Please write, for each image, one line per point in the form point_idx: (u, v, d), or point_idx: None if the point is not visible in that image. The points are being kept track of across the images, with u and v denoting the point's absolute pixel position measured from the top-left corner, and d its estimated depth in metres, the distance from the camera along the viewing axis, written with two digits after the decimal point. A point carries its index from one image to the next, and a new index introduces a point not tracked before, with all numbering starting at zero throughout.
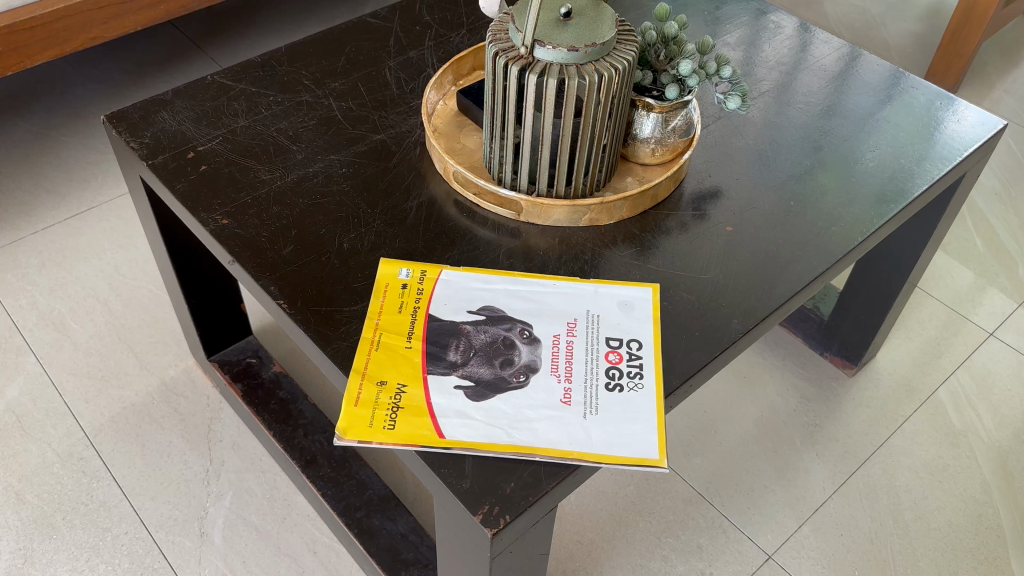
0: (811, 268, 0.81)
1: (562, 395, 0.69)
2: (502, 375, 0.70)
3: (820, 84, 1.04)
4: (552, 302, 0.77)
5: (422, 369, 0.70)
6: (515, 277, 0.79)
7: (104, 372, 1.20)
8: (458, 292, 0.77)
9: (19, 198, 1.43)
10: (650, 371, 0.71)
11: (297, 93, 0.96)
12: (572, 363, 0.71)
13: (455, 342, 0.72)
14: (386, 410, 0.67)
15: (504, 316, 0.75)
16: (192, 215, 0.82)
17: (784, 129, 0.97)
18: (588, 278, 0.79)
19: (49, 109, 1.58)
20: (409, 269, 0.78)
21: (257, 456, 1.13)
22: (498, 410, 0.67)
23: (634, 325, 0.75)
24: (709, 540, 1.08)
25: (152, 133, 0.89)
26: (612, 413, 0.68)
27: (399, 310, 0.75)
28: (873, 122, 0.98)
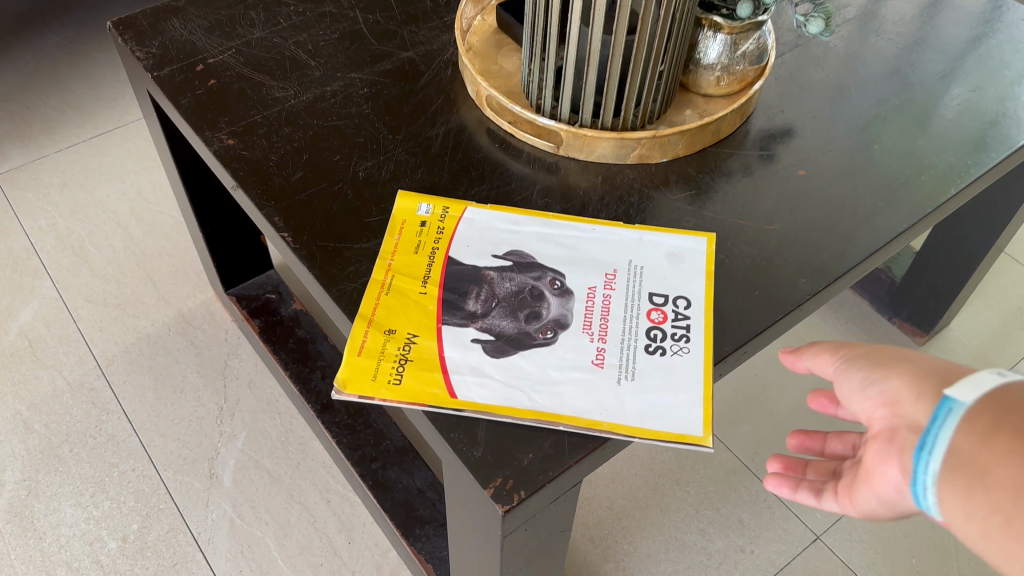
0: (893, 223, 0.70)
1: (594, 356, 0.60)
2: (526, 330, 0.61)
3: (912, 12, 0.91)
4: (589, 249, 0.67)
5: (436, 319, 0.62)
6: (549, 218, 0.69)
7: (120, 300, 1.14)
8: (483, 234, 0.68)
9: (44, 114, 1.37)
10: (698, 334, 0.61)
11: (319, 3, 0.86)
12: (608, 320, 0.62)
13: (476, 290, 0.64)
14: (392, 363, 0.59)
15: (534, 263, 0.66)
16: (196, 134, 0.73)
17: (869, 62, 0.84)
18: (633, 224, 0.69)
19: (79, 22, 1.52)
20: (429, 204, 0.69)
21: (273, 396, 1.07)
22: (520, 369, 0.59)
23: (683, 279, 0.65)
24: (751, 515, 0.99)
25: (160, 42, 0.81)
26: (652, 380, 0.58)
27: (415, 251, 0.66)
28: (973, 57, 0.85)
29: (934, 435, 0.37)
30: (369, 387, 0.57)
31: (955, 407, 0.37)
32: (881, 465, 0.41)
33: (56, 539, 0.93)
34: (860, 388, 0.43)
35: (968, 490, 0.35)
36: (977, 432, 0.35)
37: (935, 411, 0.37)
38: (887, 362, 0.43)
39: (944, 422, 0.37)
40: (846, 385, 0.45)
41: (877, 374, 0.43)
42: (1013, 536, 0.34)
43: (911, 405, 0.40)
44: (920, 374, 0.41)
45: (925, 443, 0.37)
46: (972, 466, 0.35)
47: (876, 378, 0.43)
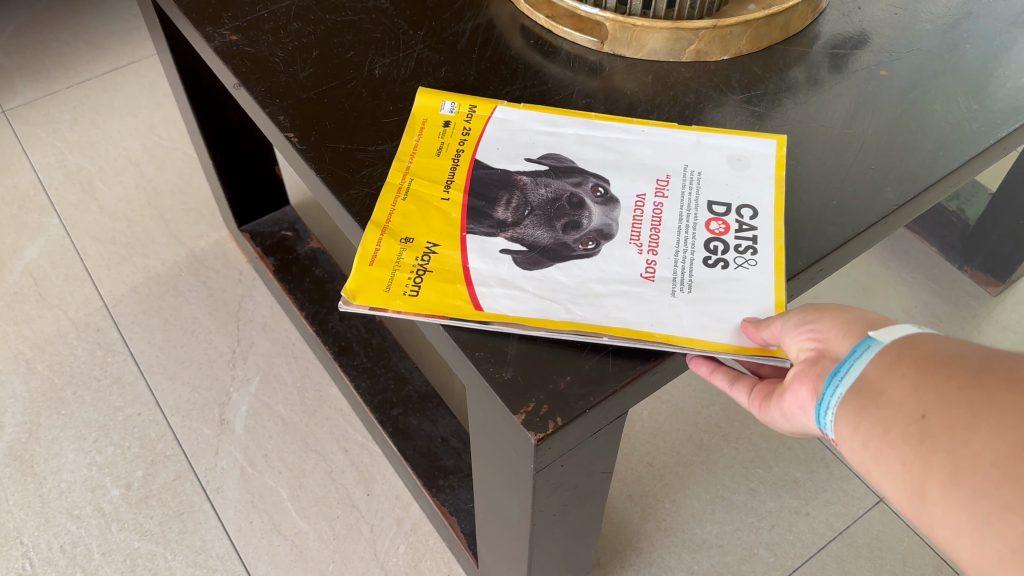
0: (991, 128, 0.60)
1: (643, 270, 0.51)
2: (564, 240, 0.52)
3: None
4: (637, 152, 0.58)
5: (460, 227, 0.53)
6: (590, 120, 0.61)
7: (129, 239, 1.08)
8: (514, 136, 0.59)
9: (57, 49, 1.31)
10: (767, 244, 0.52)
11: None
12: (661, 229, 0.53)
13: (506, 197, 0.55)
14: (409, 274, 0.50)
15: (573, 167, 0.56)
16: (195, 29, 0.66)
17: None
18: (689, 125, 0.60)
19: None
20: (453, 103, 0.61)
21: (289, 340, 0.99)
22: (556, 282, 0.50)
23: (749, 183, 0.55)
24: (807, 474, 0.90)
25: None
26: (714, 292, 0.49)
27: (437, 153, 0.57)
28: None
29: (849, 363, 0.37)
30: (381, 296, 0.49)
31: (874, 343, 0.37)
32: (796, 386, 0.40)
33: (56, 485, 0.87)
34: (794, 325, 0.41)
35: (863, 408, 0.35)
36: (885, 362, 0.36)
37: (855, 345, 0.37)
38: (823, 303, 0.41)
39: (861, 353, 0.37)
40: (780, 322, 0.42)
41: (814, 313, 0.41)
42: (888, 445, 0.34)
43: (840, 340, 0.39)
44: (849, 313, 0.40)
45: (839, 369, 0.37)
46: (870, 388, 0.36)
47: (810, 315, 0.41)
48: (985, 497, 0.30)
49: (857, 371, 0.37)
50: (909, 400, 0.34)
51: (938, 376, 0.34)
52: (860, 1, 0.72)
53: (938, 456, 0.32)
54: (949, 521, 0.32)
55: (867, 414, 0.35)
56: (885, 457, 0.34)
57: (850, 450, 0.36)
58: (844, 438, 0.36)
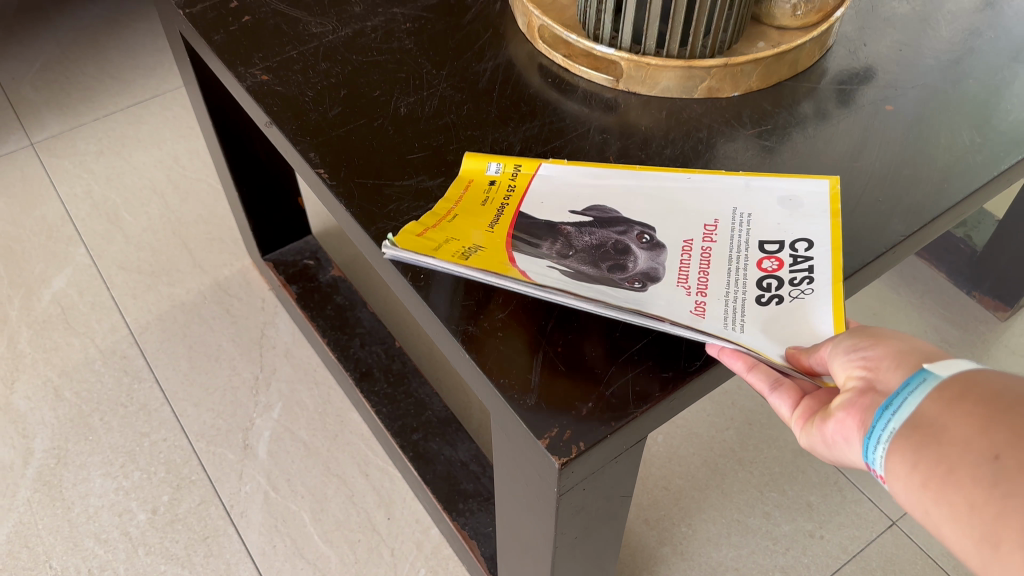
0: (995, 162, 0.62)
1: (693, 307, 0.50)
2: (610, 276, 0.52)
3: None
4: (681, 198, 0.59)
5: (505, 247, 0.54)
6: (634, 171, 0.61)
7: (155, 268, 1.11)
8: (558, 190, 0.59)
9: (83, 83, 1.35)
10: (822, 274, 0.52)
11: None
12: (710, 272, 0.53)
13: (551, 240, 0.55)
14: (456, 249, 0.53)
15: (619, 216, 0.57)
16: (228, 70, 0.69)
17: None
18: (735, 172, 0.61)
19: None
20: (499, 164, 0.62)
21: (310, 366, 1.02)
22: (602, 287, 0.51)
23: (798, 220, 0.56)
24: (821, 498, 0.91)
25: None
26: (771, 324, 0.49)
27: (483, 204, 0.58)
28: None
29: (903, 397, 0.35)
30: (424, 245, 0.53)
31: (930, 378, 0.35)
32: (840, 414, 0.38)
33: (84, 509, 0.89)
34: (844, 352, 0.40)
35: (921, 446, 0.34)
36: (945, 398, 0.34)
37: (909, 378, 0.36)
38: (878, 331, 0.40)
39: (917, 389, 0.35)
40: (832, 348, 0.41)
41: (866, 342, 0.40)
42: (953, 485, 0.32)
43: (891, 372, 0.37)
44: (902, 344, 0.38)
45: (893, 403, 0.36)
46: (931, 426, 0.34)
47: (865, 343, 0.40)
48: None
49: (912, 402, 0.35)
50: (972, 437, 0.32)
51: (1008, 416, 0.32)
52: (867, 37, 0.74)
53: (1013, 500, 0.30)
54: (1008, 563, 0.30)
55: (924, 453, 0.34)
56: (949, 498, 0.32)
57: (902, 491, 0.34)
58: (896, 479, 0.35)
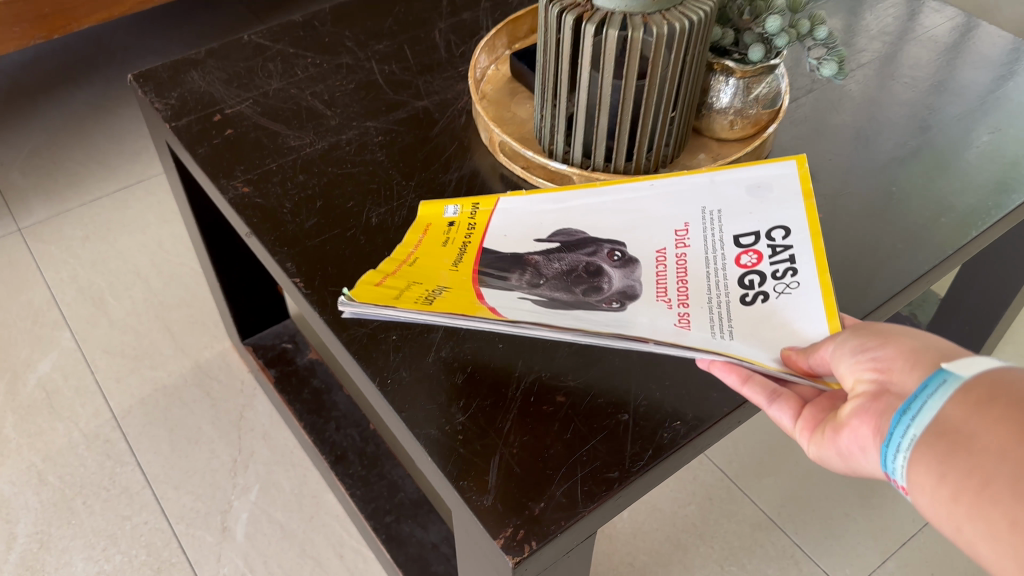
0: (915, 267, 0.68)
1: (678, 320, 0.58)
2: (585, 300, 0.60)
3: (929, 58, 0.90)
4: (648, 207, 0.68)
5: (473, 284, 0.61)
6: (598, 186, 0.70)
7: (138, 351, 1.14)
8: (525, 220, 0.68)
9: (70, 169, 1.40)
10: (797, 265, 0.61)
11: (336, 54, 0.88)
12: (688, 279, 0.62)
13: (520, 271, 0.63)
14: (420, 292, 0.59)
15: (585, 237, 0.66)
16: (212, 182, 0.74)
17: (885, 105, 0.84)
18: (699, 168, 0.71)
19: (107, 80, 1.54)
20: (457, 207, 0.70)
21: (288, 448, 1.05)
22: (586, 317, 0.57)
23: (766, 210, 0.67)
24: (778, 571, 0.96)
25: (179, 94, 0.82)
26: (755, 321, 0.57)
27: (444, 244, 0.66)
28: (993, 100, 0.85)
29: (925, 402, 0.39)
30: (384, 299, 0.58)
31: (947, 379, 0.39)
32: (859, 421, 0.43)
33: None
34: (853, 354, 0.45)
35: (953, 453, 0.37)
36: (970, 402, 0.38)
37: (929, 381, 0.40)
38: (886, 334, 0.44)
39: (936, 391, 0.39)
40: (839, 352, 0.47)
41: (875, 342, 0.45)
42: (990, 495, 0.35)
43: (904, 374, 0.42)
44: (909, 344, 0.43)
45: (910, 409, 0.40)
46: (961, 434, 0.37)
47: (875, 346, 0.44)
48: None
49: (934, 405, 0.39)
50: (994, 444, 0.36)
51: None
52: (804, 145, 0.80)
53: None
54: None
55: (951, 461, 0.37)
56: (985, 507, 0.35)
57: (926, 493, 0.38)
58: (921, 483, 0.38)
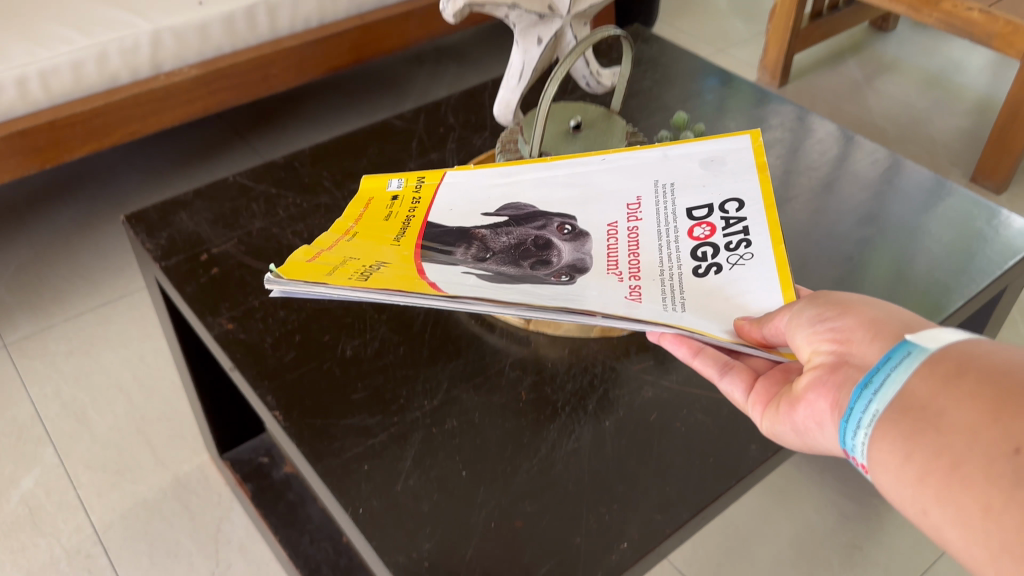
0: None
1: (629, 293, 0.66)
2: (536, 272, 0.68)
3: (856, 193, 1.00)
4: (600, 182, 0.79)
5: (419, 258, 0.68)
6: (549, 162, 0.80)
7: (119, 466, 1.19)
8: (473, 197, 0.78)
9: (55, 285, 1.45)
10: (742, 238, 0.71)
11: (316, 194, 0.97)
12: (640, 255, 0.71)
13: (469, 244, 0.72)
14: (365, 266, 0.65)
15: (535, 211, 0.76)
16: (199, 319, 0.81)
17: (810, 233, 0.94)
18: (653, 146, 0.81)
19: (92, 198, 1.60)
20: (401, 181, 0.81)
21: (264, 560, 1.09)
22: (538, 290, 0.64)
23: (709, 186, 0.76)
24: None
25: (168, 234, 0.90)
26: (704, 292, 0.66)
27: (389, 219, 0.75)
28: (910, 232, 0.95)
29: (894, 376, 0.44)
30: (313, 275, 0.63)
31: (911, 350, 0.44)
32: (822, 391, 0.50)
33: None
34: (811, 324, 0.52)
35: (924, 431, 0.41)
36: (939, 377, 0.42)
37: (898, 357, 0.44)
38: (850, 308, 0.50)
39: (900, 362, 0.44)
40: (799, 320, 0.54)
41: (834, 315, 0.51)
42: (958, 477, 0.39)
43: (864, 347, 0.48)
44: (868, 317, 0.49)
45: (875, 383, 0.44)
46: (932, 413, 0.41)
47: (835, 319, 0.51)
48: (1019, 522, 0.36)
49: (898, 378, 0.43)
50: (955, 418, 0.40)
51: (1009, 408, 0.38)
52: None
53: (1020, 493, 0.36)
54: (971, 538, 0.38)
55: (916, 437, 0.41)
56: (953, 488, 0.39)
57: (890, 468, 0.42)
58: (884, 453, 0.43)
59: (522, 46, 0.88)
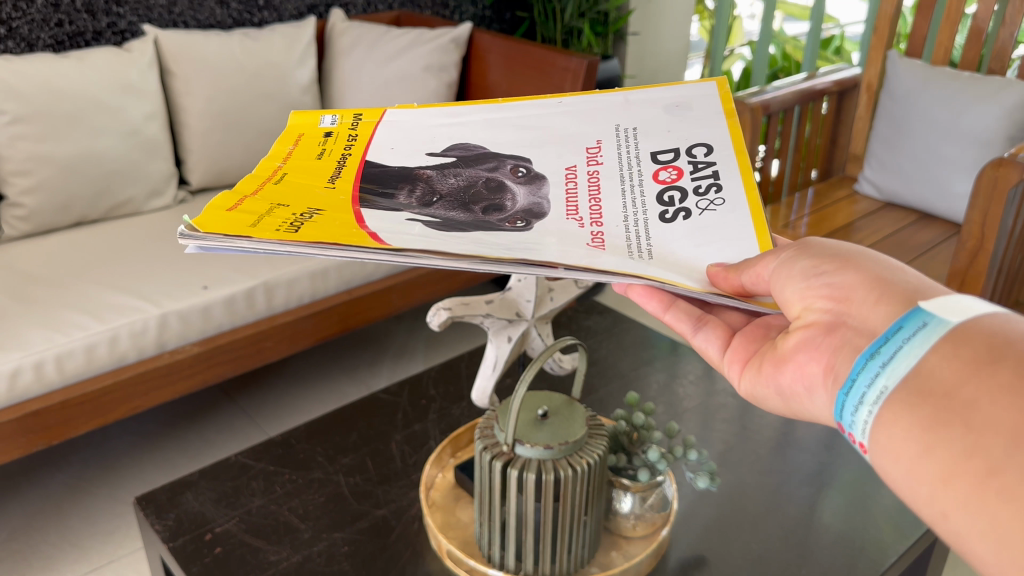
0: None
1: (591, 242, 0.62)
2: (489, 220, 0.64)
3: (798, 468, 1.16)
4: (557, 123, 0.78)
5: (352, 206, 0.65)
6: (497, 104, 0.81)
7: None
8: (422, 136, 0.77)
9: (43, 552, 1.46)
10: (713, 180, 0.69)
11: (309, 469, 1.09)
12: (602, 202, 0.68)
13: (413, 189, 0.69)
14: (290, 219, 0.60)
15: (485, 151, 0.74)
16: None
17: (755, 503, 1.08)
18: (614, 91, 0.81)
19: (85, 460, 1.67)
20: (335, 118, 0.80)
21: None
22: (492, 242, 0.59)
23: (676, 131, 0.75)
24: None
25: (175, 515, 1.00)
26: (676, 233, 0.64)
27: (320, 161, 0.73)
28: (843, 498, 1.09)
29: (914, 350, 0.43)
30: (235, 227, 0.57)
31: (929, 322, 0.43)
32: (818, 349, 0.52)
33: None
34: (805, 279, 0.54)
35: (960, 428, 0.39)
36: (969, 367, 0.40)
37: (921, 331, 0.43)
38: (849, 265, 0.53)
39: (916, 338, 0.43)
40: (787, 276, 0.56)
41: (830, 270, 0.54)
42: (998, 489, 0.36)
43: (859, 308, 0.50)
44: (869, 276, 0.51)
45: (889, 359, 0.44)
46: (968, 414, 0.39)
47: (832, 274, 0.53)
48: None
49: (914, 351, 0.43)
50: (991, 416, 0.38)
51: None
52: (697, 547, 1.00)
53: None
54: (1009, 554, 0.35)
55: (939, 429, 0.39)
56: (991, 502, 0.36)
57: (905, 459, 0.41)
58: (897, 440, 0.42)
59: (493, 342, 1.05)
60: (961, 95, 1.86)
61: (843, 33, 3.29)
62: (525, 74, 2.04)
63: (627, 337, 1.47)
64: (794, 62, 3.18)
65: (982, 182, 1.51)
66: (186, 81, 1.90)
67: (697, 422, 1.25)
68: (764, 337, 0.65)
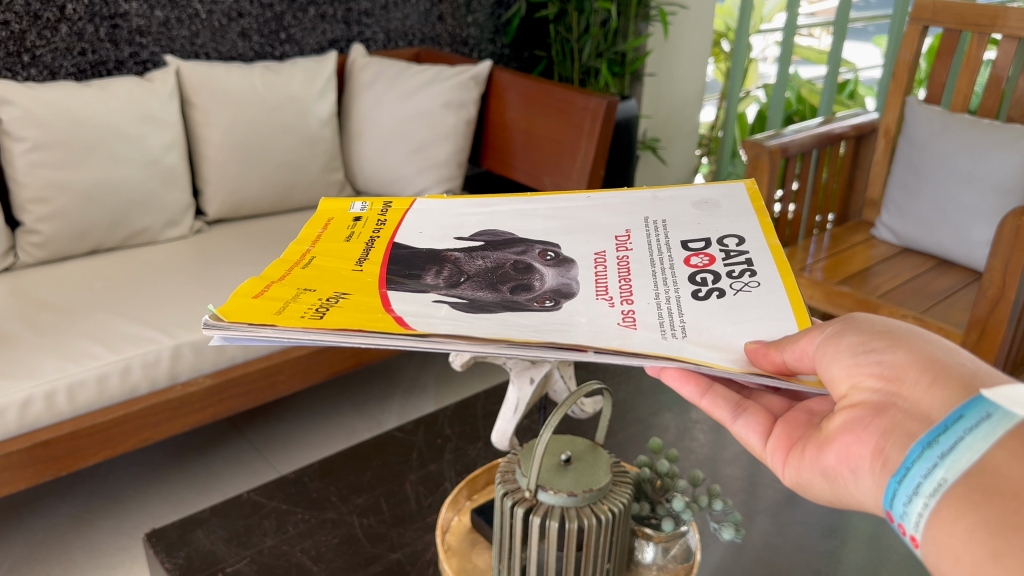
0: None
1: (623, 321, 0.61)
2: (517, 301, 0.63)
3: (817, 517, 1.13)
4: (587, 216, 0.78)
5: (377, 287, 0.64)
6: (526, 198, 0.80)
7: None
8: (446, 221, 0.77)
9: None
10: (745, 267, 0.68)
11: (322, 508, 1.07)
12: (632, 281, 0.67)
13: (440, 272, 0.68)
14: (316, 305, 0.59)
15: (513, 237, 0.74)
16: None
17: (771, 555, 1.06)
18: (643, 190, 0.81)
19: (90, 492, 1.65)
20: (365, 204, 0.79)
21: None
22: (519, 323, 0.59)
23: (707, 222, 0.74)
24: None
25: (185, 553, 0.98)
26: (712, 311, 0.63)
27: (349, 242, 0.72)
28: (860, 553, 1.07)
29: (975, 440, 0.41)
30: (259, 316, 0.56)
31: (992, 412, 0.41)
32: (866, 428, 0.51)
33: None
34: (852, 354, 0.53)
35: None
36: None
37: (984, 421, 0.41)
38: (895, 342, 0.52)
39: (980, 427, 0.41)
40: (833, 352, 0.55)
41: (880, 347, 0.52)
42: None
43: (910, 388, 0.49)
44: (921, 356, 0.50)
45: (949, 448, 0.42)
46: None
47: (881, 349, 0.52)
48: None
49: (976, 446, 0.41)
50: None
51: None
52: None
53: None
54: None
55: (1010, 534, 0.37)
56: None
57: (964, 561, 0.39)
58: (956, 539, 0.39)
59: (515, 383, 1.02)
60: (981, 143, 1.85)
61: (858, 76, 3.30)
62: (543, 114, 2.05)
63: (645, 380, 1.45)
64: (809, 105, 3.18)
65: (1004, 231, 1.49)
66: (206, 112, 1.91)
67: (716, 468, 1.22)
68: (807, 424, 0.64)
